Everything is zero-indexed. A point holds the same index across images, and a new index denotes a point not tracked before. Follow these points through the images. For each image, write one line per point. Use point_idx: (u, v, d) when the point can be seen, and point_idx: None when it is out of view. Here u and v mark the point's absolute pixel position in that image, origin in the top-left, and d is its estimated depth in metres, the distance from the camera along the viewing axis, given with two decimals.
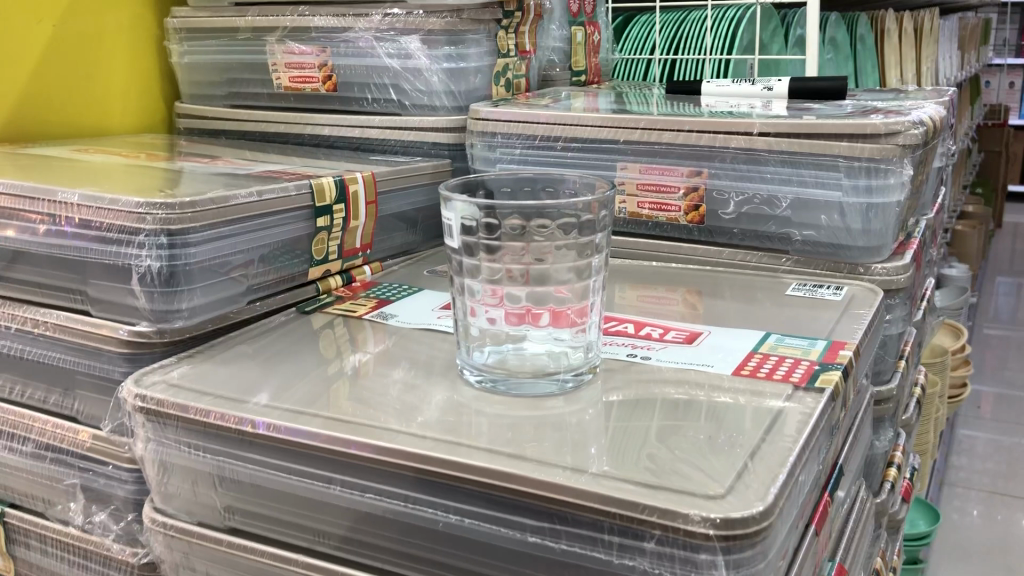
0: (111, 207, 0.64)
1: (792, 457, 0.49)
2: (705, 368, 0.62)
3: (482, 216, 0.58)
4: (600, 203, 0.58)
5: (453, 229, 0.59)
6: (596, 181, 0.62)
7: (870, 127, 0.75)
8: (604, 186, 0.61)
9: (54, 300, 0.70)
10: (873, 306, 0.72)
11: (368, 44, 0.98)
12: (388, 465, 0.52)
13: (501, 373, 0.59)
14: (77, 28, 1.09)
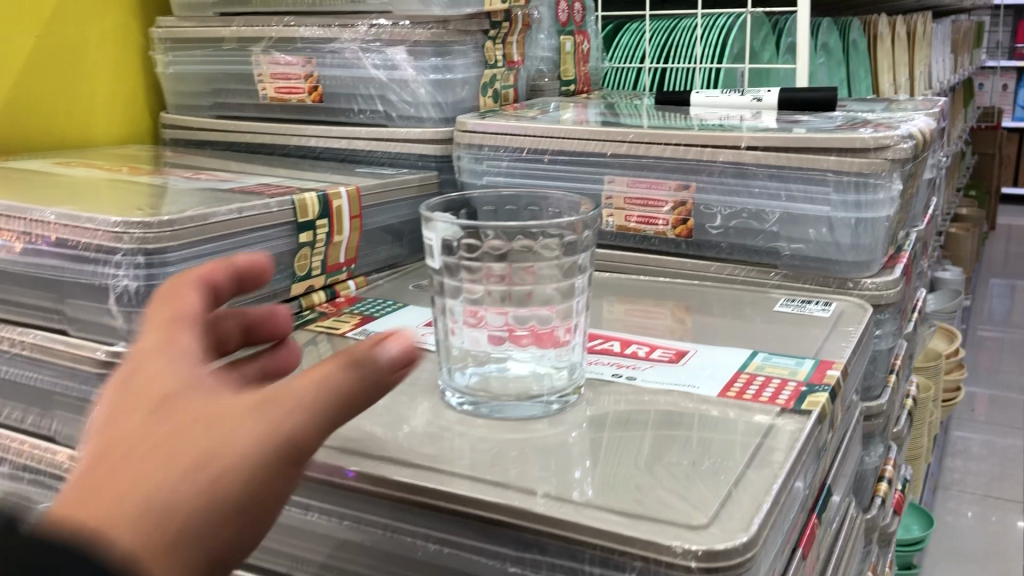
0: (87, 226, 0.63)
1: (778, 484, 0.48)
2: (690, 390, 0.61)
3: (462, 237, 0.57)
4: (583, 223, 0.58)
5: (434, 250, 0.59)
6: (580, 200, 0.61)
7: (858, 141, 0.74)
8: (587, 206, 0.60)
9: (33, 320, 0.69)
10: (862, 323, 0.72)
11: (354, 55, 0.97)
12: (368, 492, 0.51)
13: (483, 396, 0.58)
14: (60, 38, 1.08)
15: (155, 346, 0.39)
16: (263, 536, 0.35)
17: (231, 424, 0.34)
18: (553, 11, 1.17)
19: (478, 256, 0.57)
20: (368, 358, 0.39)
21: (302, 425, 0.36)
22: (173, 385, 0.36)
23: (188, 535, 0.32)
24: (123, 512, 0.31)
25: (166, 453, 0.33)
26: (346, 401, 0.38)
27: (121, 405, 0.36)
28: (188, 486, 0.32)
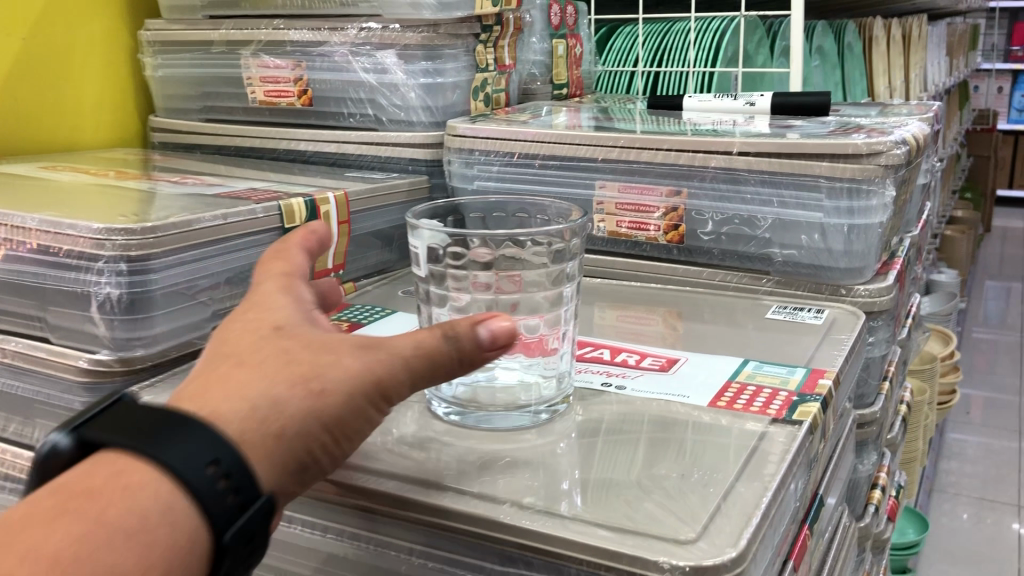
0: (69, 232, 0.62)
1: (767, 496, 0.47)
2: (680, 399, 0.60)
3: (448, 244, 0.56)
4: (572, 230, 0.57)
5: (420, 258, 0.57)
6: (570, 207, 0.60)
7: (851, 147, 0.74)
8: (577, 214, 0.59)
9: (13, 327, 0.68)
10: (855, 330, 0.71)
11: (344, 59, 0.96)
12: (353, 505, 0.51)
13: (471, 406, 0.57)
14: (47, 40, 1.07)
15: (278, 286, 0.48)
16: (339, 452, 0.43)
17: (334, 353, 0.42)
18: (545, 14, 1.16)
19: (465, 264, 0.56)
20: (462, 336, 0.43)
21: (393, 371, 0.42)
22: (288, 317, 0.45)
23: (287, 436, 0.40)
24: (238, 408, 0.39)
25: (277, 368, 0.41)
26: (438, 364, 0.43)
27: (242, 331, 0.44)
28: (293, 399, 0.40)
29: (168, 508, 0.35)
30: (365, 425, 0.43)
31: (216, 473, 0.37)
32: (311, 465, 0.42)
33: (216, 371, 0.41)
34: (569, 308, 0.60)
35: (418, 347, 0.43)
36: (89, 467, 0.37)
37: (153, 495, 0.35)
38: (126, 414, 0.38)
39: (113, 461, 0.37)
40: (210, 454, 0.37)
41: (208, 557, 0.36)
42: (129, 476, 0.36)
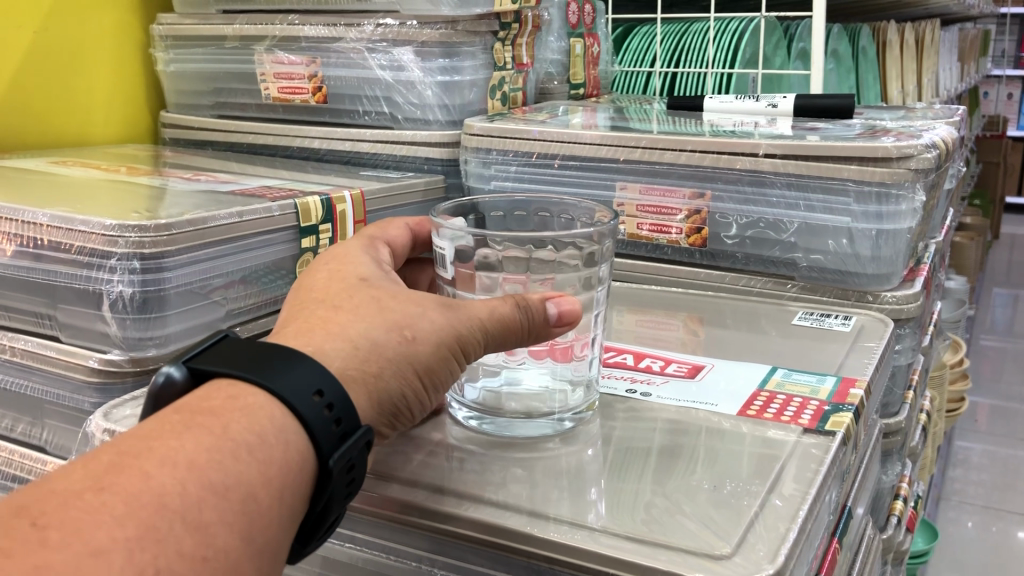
0: (80, 229, 0.60)
1: (803, 510, 0.46)
2: (708, 408, 0.58)
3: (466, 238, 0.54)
4: (601, 233, 0.55)
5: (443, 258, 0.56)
6: (596, 207, 0.59)
7: (881, 150, 0.72)
8: (605, 214, 0.58)
9: (22, 325, 0.67)
10: (883, 338, 0.69)
11: (359, 56, 0.94)
12: (373, 515, 0.49)
13: (491, 409, 0.55)
14: (59, 32, 1.06)
15: (360, 250, 0.54)
16: (423, 399, 0.48)
17: (423, 307, 0.48)
18: (563, 12, 1.14)
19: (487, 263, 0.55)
20: (534, 306, 0.48)
21: (475, 329, 0.48)
22: (374, 275, 0.51)
23: (382, 377, 0.46)
24: (342, 348, 0.45)
25: (373, 316, 0.47)
26: (517, 327, 0.48)
27: (333, 282, 0.50)
28: (389, 344, 0.46)
29: (282, 430, 0.40)
30: (448, 377, 0.49)
31: (323, 403, 0.42)
32: (396, 408, 0.47)
33: (316, 315, 0.47)
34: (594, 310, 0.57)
35: (500, 312, 0.48)
36: (209, 391, 0.41)
37: (268, 418, 0.40)
38: (237, 350, 0.43)
39: (228, 387, 0.41)
40: (315, 385, 0.42)
41: (312, 475, 0.41)
42: (245, 401, 0.40)
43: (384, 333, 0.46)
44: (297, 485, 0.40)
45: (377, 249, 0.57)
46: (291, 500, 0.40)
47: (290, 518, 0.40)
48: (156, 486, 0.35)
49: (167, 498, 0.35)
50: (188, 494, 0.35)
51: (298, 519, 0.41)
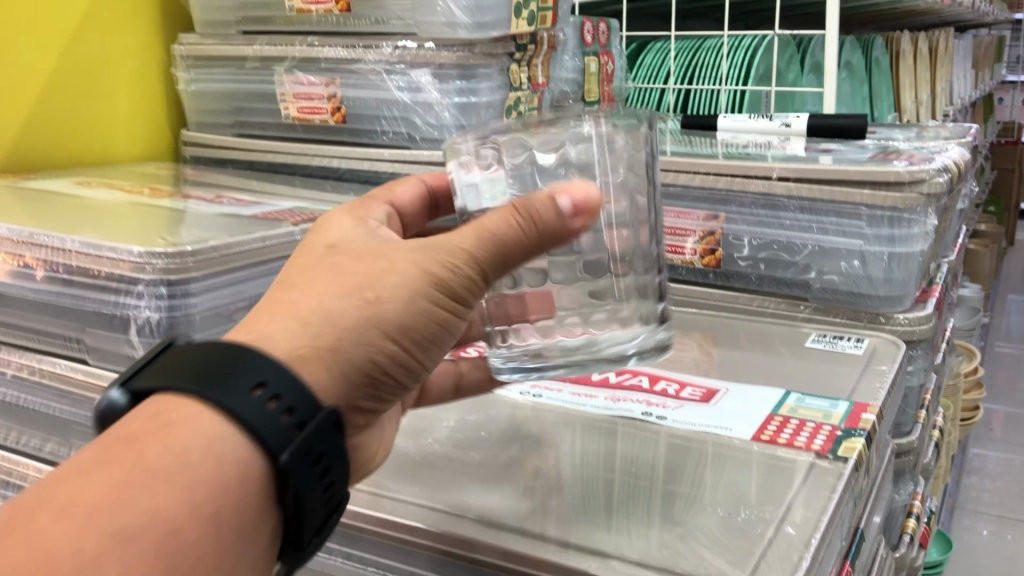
0: (108, 255, 0.62)
1: (816, 538, 0.47)
2: (723, 433, 0.59)
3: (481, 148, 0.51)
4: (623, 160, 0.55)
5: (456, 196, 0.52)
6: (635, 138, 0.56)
7: (893, 174, 0.73)
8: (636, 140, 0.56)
9: (50, 347, 0.68)
10: (895, 361, 0.70)
11: (378, 77, 0.96)
12: (405, 542, 0.52)
13: (550, 355, 0.54)
14: (82, 52, 1.08)
15: (344, 215, 0.52)
16: (417, 352, 0.45)
17: (389, 263, 0.44)
18: (578, 32, 1.15)
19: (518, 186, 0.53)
20: (539, 207, 0.42)
21: (460, 267, 0.44)
22: (348, 240, 0.48)
23: (343, 347, 0.42)
24: (290, 329, 0.42)
25: (331, 285, 0.44)
26: (510, 250, 0.43)
27: (306, 255, 0.48)
28: (347, 312, 0.43)
29: (217, 439, 0.39)
30: (442, 329, 0.45)
31: (265, 396, 0.40)
32: (383, 376, 0.45)
33: (273, 299, 0.45)
34: (648, 219, 0.57)
35: (484, 240, 0.43)
36: (145, 409, 0.40)
37: (197, 430, 0.39)
38: (175, 361, 0.42)
39: (160, 404, 0.41)
40: (256, 378, 0.40)
41: (261, 481, 0.40)
42: (176, 416, 0.39)
43: (340, 303, 0.43)
44: (246, 491, 0.40)
45: (367, 211, 0.55)
46: (233, 516, 0.39)
47: (228, 538, 0.39)
48: (46, 545, 0.34)
49: (58, 556, 0.33)
50: (86, 544, 0.34)
51: (241, 535, 0.40)
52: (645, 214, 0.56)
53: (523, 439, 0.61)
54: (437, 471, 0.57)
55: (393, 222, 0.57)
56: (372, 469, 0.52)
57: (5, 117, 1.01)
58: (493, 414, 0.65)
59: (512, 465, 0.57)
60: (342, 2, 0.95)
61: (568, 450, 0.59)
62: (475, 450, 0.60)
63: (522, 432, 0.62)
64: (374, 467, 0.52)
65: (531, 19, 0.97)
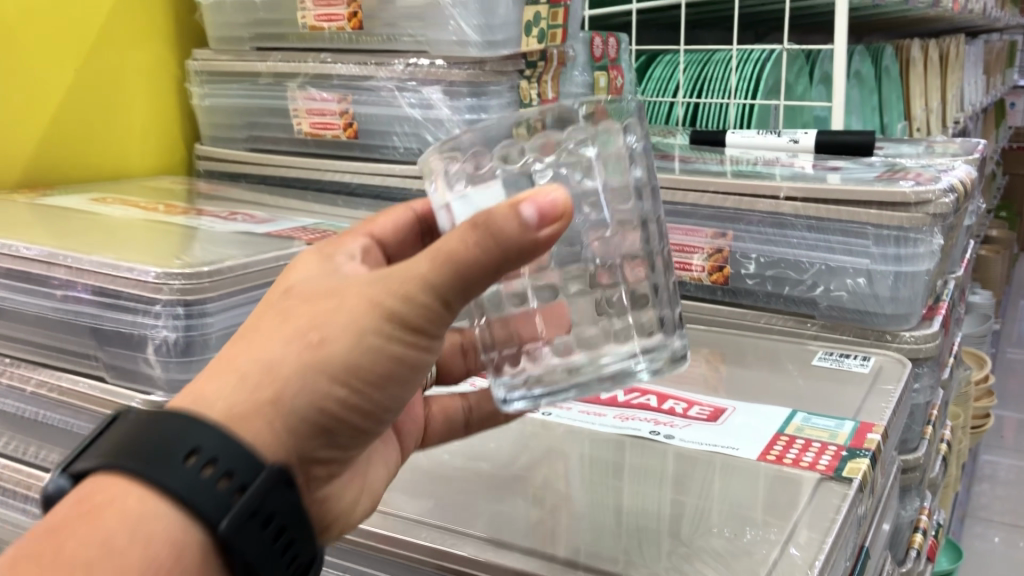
0: (126, 276, 0.63)
1: (819, 559, 0.48)
2: (730, 452, 0.60)
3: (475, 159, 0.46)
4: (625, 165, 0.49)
5: (445, 214, 0.45)
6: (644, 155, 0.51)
7: (899, 195, 0.73)
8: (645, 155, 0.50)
9: (70, 365, 0.70)
10: (900, 380, 0.71)
11: (390, 94, 0.97)
12: (414, 560, 0.53)
13: (555, 378, 0.49)
14: (98, 69, 1.09)
15: (316, 253, 0.50)
16: (378, 387, 0.42)
17: (339, 301, 0.41)
18: (588, 48, 1.17)
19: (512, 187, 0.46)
20: (500, 221, 0.38)
21: (413, 296, 0.40)
22: (308, 279, 0.45)
23: (286, 396, 0.40)
24: (229, 385, 0.41)
25: (276, 331, 0.42)
26: (464, 273, 0.39)
27: (269, 298, 0.46)
28: (288, 359, 0.40)
29: (147, 517, 0.37)
30: (400, 365, 0.42)
31: (198, 464, 0.38)
32: (337, 420, 0.42)
33: (224, 351, 0.43)
34: (644, 210, 0.51)
35: (435, 263, 0.39)
36: (77, 494, 0.39)
37: (124, 511, 0.37)
38: (111, 438, 0.41)
39: (87, 489, 0.39)
40: (187, 447, 0.39)
41: (199, 558, 0.38)
42: (104, 500, 0.38)
43: (282, 351, 0.41)
44: (183, 569, 0.38)
45: (341, 250, 0.51)
46: None
47: None
48: None
49: None
50: None
51: None
52: (640, 209, 0.50)
53: (533, 454, 0.62)
54: (448, 487, 0.59)
55: (374, 255, 0.52)
56: (354, 524, 0.49)
57: (21, 134, 1.03)
58: (503, 430, 0.67)
59: (521, 483, 0.58)
60: (354, 20, 0.96)
61: (575, 466, 0.60)
62: (486, 466, 0.61)
63: (531, 448, 0.63)
64: (356, 520, 0.49)
65: (541, 36, 0.98)
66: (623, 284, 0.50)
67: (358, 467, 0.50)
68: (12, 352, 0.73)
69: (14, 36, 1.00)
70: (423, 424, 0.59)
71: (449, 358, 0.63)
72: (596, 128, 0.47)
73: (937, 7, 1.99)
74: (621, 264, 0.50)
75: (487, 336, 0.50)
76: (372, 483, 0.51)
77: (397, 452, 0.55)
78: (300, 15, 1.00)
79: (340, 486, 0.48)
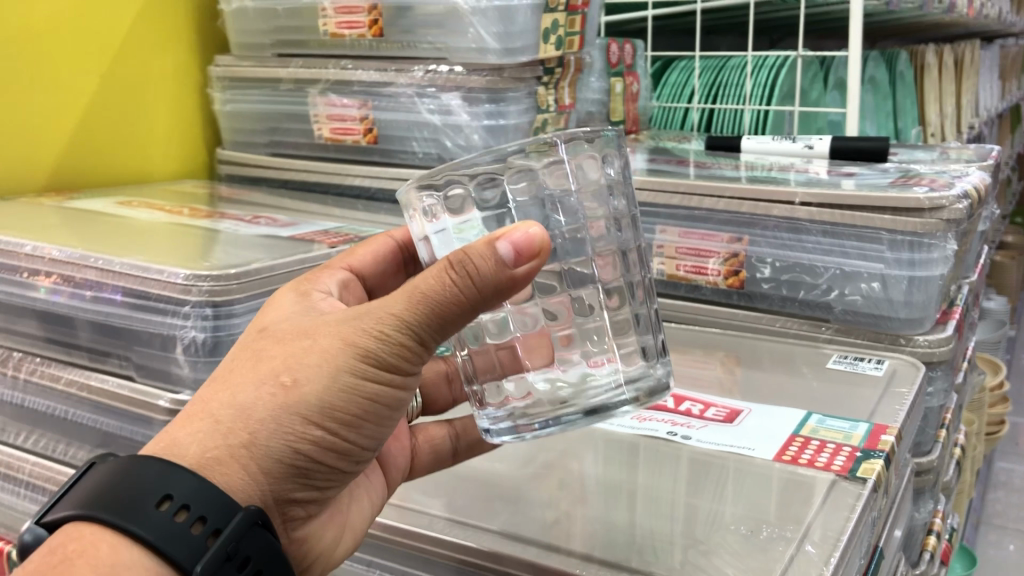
0: (155, 277, 0.66)
1: (834, 556, 0.49)
2: (746, 452, 0.61)
3: (447, 190, 0.46)
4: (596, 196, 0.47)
5: (424, 246, 0.48)
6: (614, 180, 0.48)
7: (912, 201, 0.75)
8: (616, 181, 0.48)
9: (98, 364, 0.71)
10: (915, 383, 0.71)
11: (410, 100, 0.99)
12: (431, 554, 0.54)
13: (541, 410, 0.49)
14: (123, 75, 1.11)
15: (290, 295, 0.53)
16: (352, 424, 0.44)
17: (312, 344, 0.44)
18: (604, 54, 1.18)
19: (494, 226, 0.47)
20: (477, 259, 0.40)
21: (388, 335, 0.42)
22: (280, 322, 0.48)
23: (261, 437, 0.42)
24: (203, 428, 0.43)
25: (249, 375, 0.44)
26: (438, 313, 0.41)
27: (244, 341, 0.48)
28: (263, 403, 0.43)
29: (120, 565, 0.38)
30: (375, 403, 0.44)
31: (172, 509, 0.40)
32: (313, 460, 0.44)
33: (200, 395, 0.45)
34: (624, 242, 0.49)
35: (410, 304, 0.42)
36: (51, 545, 0.40)
37: (95, 557, 0.38)
38: (84, 488, 0.42)
39: (58, 540, 0.40)
40: (161, 493, 0.40)
41: None
42: (77, 548, 0.39)
43: (256, 395, 0.43)
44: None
45: (312, 292, 0.53)
46: None
47: None
48: None
49: None
50: None
51: None
52: (618, 240, 0.48)
53: (550, 455, 0.63)
54: (466, 486, 0.60)
55: (353, 286, 0.58)
56: (337, 560, 0.52)
57: (48, 141, 1.05)
58: None
59: (538, 481, 0.60)
60: (375, 27, 0.97)
61: (591, 466, 0.61)
62: (504, 466, 0.62)
63: (548, 449, 0.65)
64: (337, 557, 0.51)
65: (558, 43, 0.99)
66: (604, 314, 0.48)
67: (339, 506, 0.52)
68: (42, 353, 0.75)
69: (42, 44, 1.02)
70: (409, 455, 0.60)
71: (435, 387, 0.65)
72: (571, 162, 0.46)
73: (952, 12, 1.99)
74: (600, 294, 0.48)
75: (469, 368, 0.50)
76: (355, 519, 0.53)
77: (382, 485, 0.57)
78: (321, 22, 1.01)
79: (321, 525, 0.50)
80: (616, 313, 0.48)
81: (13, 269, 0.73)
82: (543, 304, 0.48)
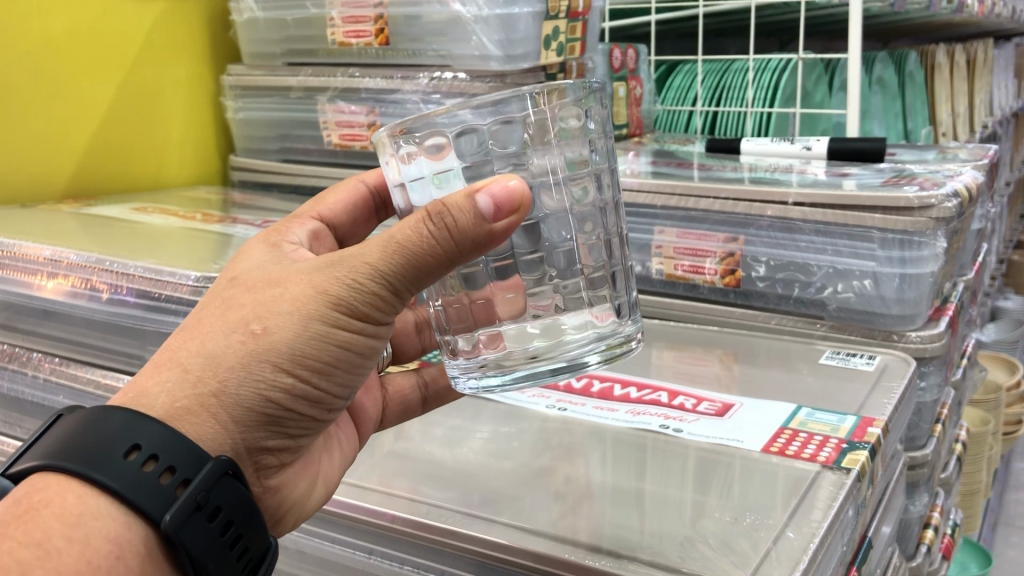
0: (167, 279, 0.69)
1: (814, 543, 0.51)
2: (735, 444, 0.64)
3: (424, 138, 0.45)
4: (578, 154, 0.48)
5: (400, 192, 0.48)
6: (595, 137, 0.49)
7: (902, 200, 0.77)
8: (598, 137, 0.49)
9: (114, 364, 0.74)
10: (904, 378, 0.73)
11: (415, 106, 1.02)
12: (429, 539, 0.57)
13: (514, 363, 0.50)
14: (136, 83, 1.14)
15: (262, 246, 0.55)
16: (325, 369, 0.47)
17: (283, 291, 0.46)
18: (607, 59, 1.20)
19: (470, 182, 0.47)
20: (456, 211, 0.42)
21: (361, 283, 0.44)
22: (247, 272, 0.50)
23: (229, 385, 0.45)
24: (172, 377, 0.45)
25: (221, 321, 0.46)
26: (412, 264, 0.43)
27: (213, 288, 0.50)
28: (232, 350, 0.45)
29: (87, 515, 0.41)
30: (346, 351, 0.47)
31: (141, 458, 0.42)
32: (284, 408, 0.47)
33: (169, 344, 0.47)
34: (603, 196, 0.50)
35: (383, 254, 0.44)
36: (17, 495, 0.42)
37: (60, 508, 0.41)
38: (50, 438, 0.44)
39: (22, 490, 0.42)
40: (130, 442, 0.43)
41: (140, 548, 0.42)
42: (42, 498, 0.41)
43: (225, 343, 0.45)
44: (125, 568, 0.41)
45: (282, 244, 0.55)
46: None
47: None
48: None
49: None
50: None
51: None
52: (598, 197, 0.50)
53: (554, 449, 0.66)
54: (468, 480, 0.62)
55: (323, 236, 0.61)
56: (310, 511, 0.55)
57: (68, 148, 1.08)
58: (525, 426, 0.70)
59: (539, 476, 0.62)
60: (381, 35, 0.99)
61: (587, 460, 0.64)
62: (508, 459, 0.65)
63: (552, 444, 0.67)
64: (311, 507, 0.55)
65: (560, 50, 1.00)
66: (580, 268, 0.50)
67: (311, 458, 0.56)
68: (59, 353, 0.77)
69: (61, 55, 1.05)
70: (381, 406, 0.66)
71: (404, 337, 0.70)
72: (552, 115, 0.46)
73: (959, 12, 2.00)
74: (577, 249, 0.50)
75: (444, 318, 0.52)
76: (327, 473, 0.57)
77: (354, 436, 0.62)
78: (329, 32, 1.04)
79: (292, 476, 0.54)
80: (592, 271, 0.50)
81: (33, 273, 0.76)
82: (520, 256, 0.50)
